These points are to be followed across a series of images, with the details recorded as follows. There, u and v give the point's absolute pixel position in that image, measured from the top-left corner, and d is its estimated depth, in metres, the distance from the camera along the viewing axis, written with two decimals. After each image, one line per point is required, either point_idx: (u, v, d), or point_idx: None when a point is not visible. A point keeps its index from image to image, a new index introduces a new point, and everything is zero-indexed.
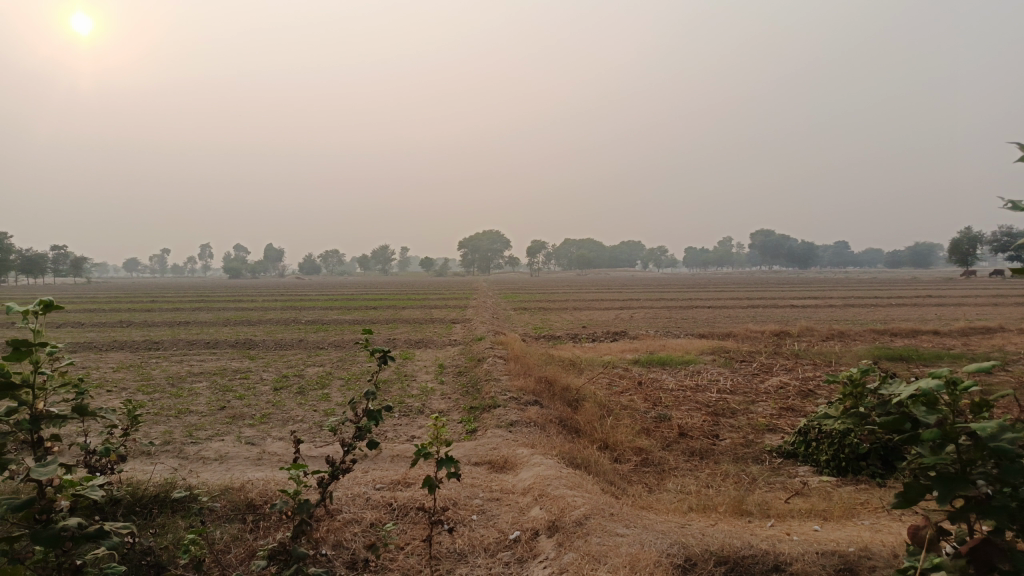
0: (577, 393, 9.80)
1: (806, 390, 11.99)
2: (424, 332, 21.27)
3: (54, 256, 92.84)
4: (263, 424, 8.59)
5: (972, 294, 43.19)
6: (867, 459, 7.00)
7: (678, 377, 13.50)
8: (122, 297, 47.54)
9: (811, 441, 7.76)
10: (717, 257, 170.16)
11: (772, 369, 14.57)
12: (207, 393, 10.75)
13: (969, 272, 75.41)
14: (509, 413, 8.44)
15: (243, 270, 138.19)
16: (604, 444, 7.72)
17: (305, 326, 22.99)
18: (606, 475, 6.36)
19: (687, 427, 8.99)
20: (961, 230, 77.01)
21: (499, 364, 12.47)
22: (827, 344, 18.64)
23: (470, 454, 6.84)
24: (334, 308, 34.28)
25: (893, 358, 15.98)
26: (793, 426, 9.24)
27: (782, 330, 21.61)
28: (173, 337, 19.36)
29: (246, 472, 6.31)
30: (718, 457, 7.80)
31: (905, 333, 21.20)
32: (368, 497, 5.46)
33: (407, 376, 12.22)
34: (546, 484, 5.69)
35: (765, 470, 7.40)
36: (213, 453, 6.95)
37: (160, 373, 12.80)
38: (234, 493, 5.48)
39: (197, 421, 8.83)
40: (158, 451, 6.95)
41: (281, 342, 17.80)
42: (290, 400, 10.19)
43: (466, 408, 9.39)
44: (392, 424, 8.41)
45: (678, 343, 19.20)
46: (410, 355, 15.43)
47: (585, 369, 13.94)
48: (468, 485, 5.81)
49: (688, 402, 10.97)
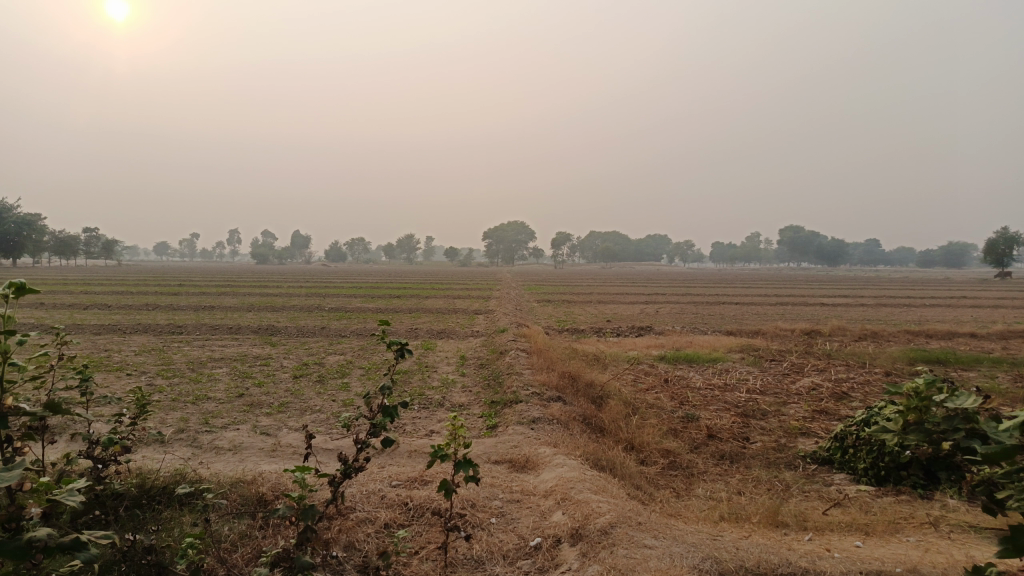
0: (601, 390, 9.51)
1: (840, 393, 11.56)
2: (447, 322, 21.07)
3: (86, 237, 94.42)
4: (280, 414, 8.43)
5: (1009, 296, 41.87)
6: (908, 469, 6.59)
7: (705, 376, 13.12)
8: (151, 280, 47.97)
9: (848, 448, 7.40)
10: (744, 253, 168.19)
11: (803, 369, 14.14)
12: (226, 380, 10.64)
13: (1005, 274, 73.41)
14: (532, 409, 8.17)
15: (270, 256, 139.53)
16: (629, 444, 7.43)
17: (327, 313, 22.93)
18: (632, 479, 6.07)
19: (715, 429, 8.66)
20: (998, 231, 75.10)
21: (522, 357, 12.21)
22: (859, 345, 18.10)
23: (491, 451, 6.59)
24: (357, 296, 34.25)
25: (930, 361, 15.44)
26: (828, 430, 8.86)
27: (813, 329, 21.07)
28: (196, 321, 19.38)
29: (259, 464, 6.13)
30: (748, 462, 7.47)
31: (941, 335, 20.55)
32: (383, 495, 5.24)
33: (429, 367, 12.01)
34: (569, 487, 5.41)
35: (798, 477, 7.05)
36: (227, 442, 6.78)
37: (181, 357, 12.73)
38: (244, 487, 5.27)
39: (214, 408, 8.69)
40: (172, 440, 6.79)
41: (303, 329, 17.72)
42: (309, 389, 10.02)
43: (487, 402, 9.15)
44: (411, 416, 8.20)
45: (705, 340, 18.80)
46: (432, 346, 15.22)
47: (610, 364, 13.63)
48: (488, 485, 5.56)
49: (717, 401, 10.61)
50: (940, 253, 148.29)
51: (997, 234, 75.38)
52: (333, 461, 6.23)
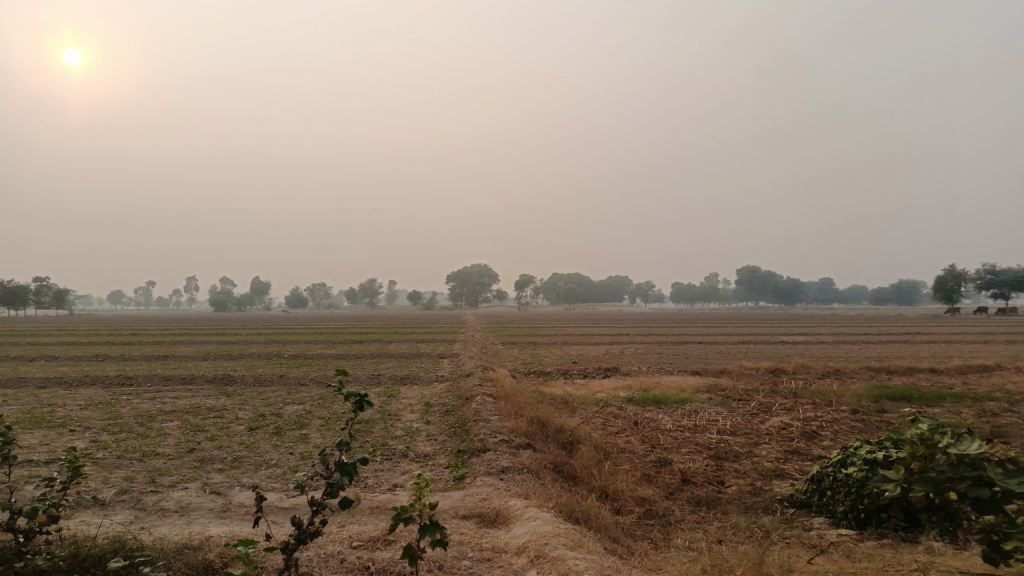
0: (571, 435, 9.22)
1: (810, 432, 11.45)
2: (410, 367, 20.59)
3: (37, 288, 91.63)
4: (233, 470, 7.94)
5: (964, 331, 42.84)
6: (888, 510, 6.43)
7: (675, 417, 12.92)
8: (105, 330, 46.28)
9: (826, 490, 7.22)
10: (704, 294, 170.63)
11: (771, 408, 14.05)
12: (177, 434, 10.06)
13: (956, 309, 75.53)
14: (500, 457, 7.82)
15: (228, 303, 136.89)
16: (603, 493, 7.13)
17: (287, 361, 22.29)
18: (608, 531, 5.77)
19: (689, 473, 8.42)
20: (946, 267, 77.51)
21: (489, 402, 11.87)
22: (824, 383, 18.16)
23: (458, 505, 6.23)
24: (318, 341, 33.48)
25: (896, 397, 15.51)
26: (803, 471, 8.68)
27: (777, 367, 21.13)
28: (148, 372, 18.59)
29: (208, 527, 5.67)
30: (725, 507, 7.22)
31: (902, 371, 20.75)
32: (343, 558, 4.86)
33: (392, 416, 11.60)
34: (543, 543, 5.09)
35: (777, 523, 6.82)
36: (174, 503, 6.30)
37: (129, 411, 12.09)
38: (188, 555, 4.83)
39: (162, 465, 8.15)
40: (113, 502, 6.28)
41: (260, 377, 17.09)
42: (265, 442, 9.53)
43: (454, 451, 8.78)
44: (373, 469, 7.79)
45: (672, 380, 18.67)
46: (395, 392, 14.76)
47: (578, 407, 13.35)
48: (456, 544, 5.20)
49: (688, 444, 10.39)
50: (893, 291, 152.36)
51: (946, 271, 77.78)
52: (287, 520, 5.81)
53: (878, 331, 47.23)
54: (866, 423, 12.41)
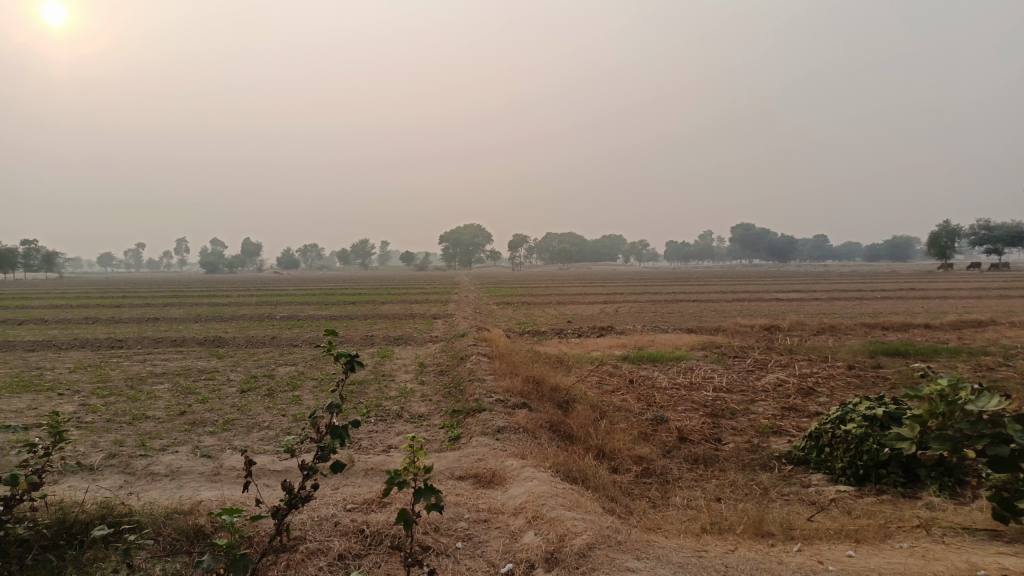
0: (567, 394, 9.14)
1: (806, 388, 11.42)
2: (404, 328, 20.48)
3: (27, 251, 90.85)
4: (225, 433, 7.82)
5: (956, 287, 42.94)
6: (887, 466, 6.42)
7: (670, 375, 12.86)
8: (97, 293, 46.04)
9: (824, 447, 7.17)
10: (697, 252, 170.66)
11: (767, 365, 14.02)
12: (168, 397, 9.93)
13: (948, 265, 75.75)
14: (496, 417, 7.72)
15: (220, 265, 136.19)
16: (600, 451, 7.04)
17: (279, 322, 22.14)
18: (606, 490, 5.69)
19: (686, 431, 8.35)
20: (940, 223, 77.51)
21: (484, 362, 11.77)
22: (819, 339, 18.15)
23: (454, 466, 6.13)
24: (311, 303, 33.34)
25: (891, 353, 15.50)
26: (800, 428, 8.65)
27: (772, 324, 21.12)
28: (139, 334, 18.42)
29: (199, 491, 5.55)
30: (723, 465, 7.16)
31: (897, 327, 20.76)
32: (337, 521, 4.76)
33: (386, 376, 11.50)
34: (540, 504, 5.00)
35: (776, 480, 6.77)
36: (164, 467, 6.17)
37: (120, 374, 11.95)
38: (178, 519, 4.72)
39: (152, 428, 8.03)
40: (102, 467, 6.16)
41: (253, 339, 16.94)
42: (258, 403, 9.41)
43: (449, 411, 8.68)
44: (367, 431, 7.69)
45: (667, 338, 18.64)
46: (389, 353, 14.65)
47: (573, 366, 13.29)
48: (451, 505, 5.11)
49: (684, 402, 10.33)
50: (885, 247, 152.68)
51: (939, 227, 77.86)
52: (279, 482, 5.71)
53: (871, 287, 47.37)
54: (861, 379, 12.39)
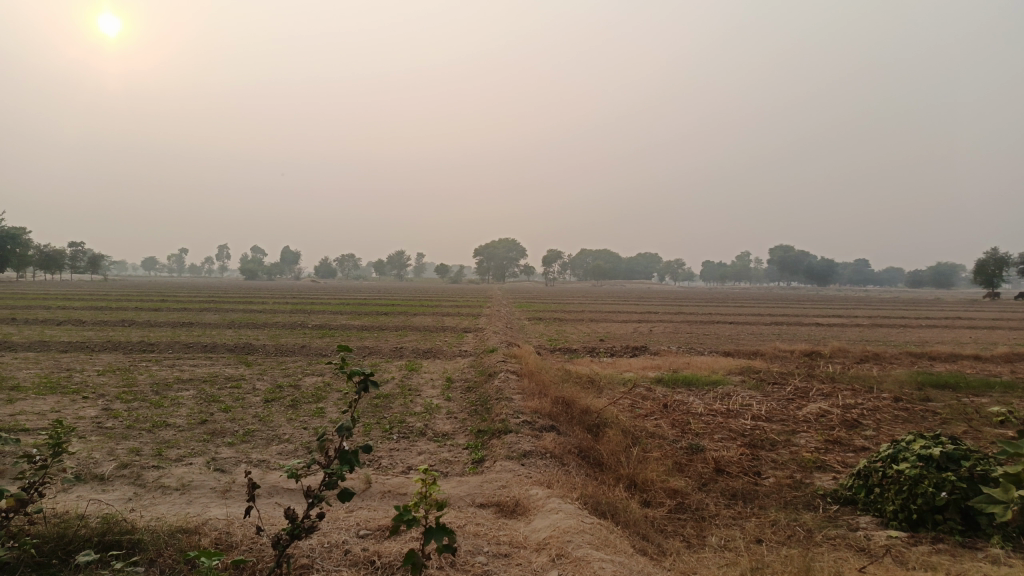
0: (598, 418, 8.75)
1: (851, 420, 10.83)
2: (434, 341, 20.23)
3: (73, 252, 93.08)
4: (244, 444, 7.60)
5: (1007, 317, 41.20)
6: (943, 512, 5.90)
7: (706, 401, 12.35)
8: (137, 296, 46.56)
9: (873, 487, 6.67)
10: (734, 273, 168.13)
11: (808, 394, 13.41)
12: (191, 404, 9.78)
13: (995, 293, 73.16)
14: (522, 441, 7.35)
15: (258, 272, 138.14)
16: (631, 482, 6.65)
17: (309, 331, 22.07)
18: (637, 527, 5.30)
19: (723, 462, 7.89)
20: (988, 251, 75.00)
21: (512, 380, 11.43)
22: (862, 368, 17.40)
23: (474, 492, 5.78)
24: (344, 312, 33.31)
25: (939, 385, 14.76)
26: (846, 464, 8.12)
27: (813, 350, 20.37)
28: (171, 338, 18.48)
29: (207, 508, 5.30)
30: (762, 501, 6.70)
31: (945, 358, 19.86)
32: (347, 549, 4.44)
33: (412, 391, 11.21)
34: (565, 541, 4.63)
35: (821, 521, 6.30)
36: (175, 480, 5.94)
37: (146, 378, 11.85)
38: (181, 541, 4.47)
39: (171, 437, 7.84)
40: (112, 478, 5.95)
41: (282, 347, 16.81)
42: (280, 415, 9.19)
43: (474, 431, 8.35)
44: (388, 449, 7.38)
45: (703, 361, 18.07)
46: (417, 366, 14.39)
47: (605, 387, 12.86)
48: (470, 536, 4.76)
49: (721, 430, 9.84)
50: (929, 274, 148.49)
51: (987, 255, 75.25)
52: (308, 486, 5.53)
53: (915, 314, 45.75)
54: (909, 412, 11.73)
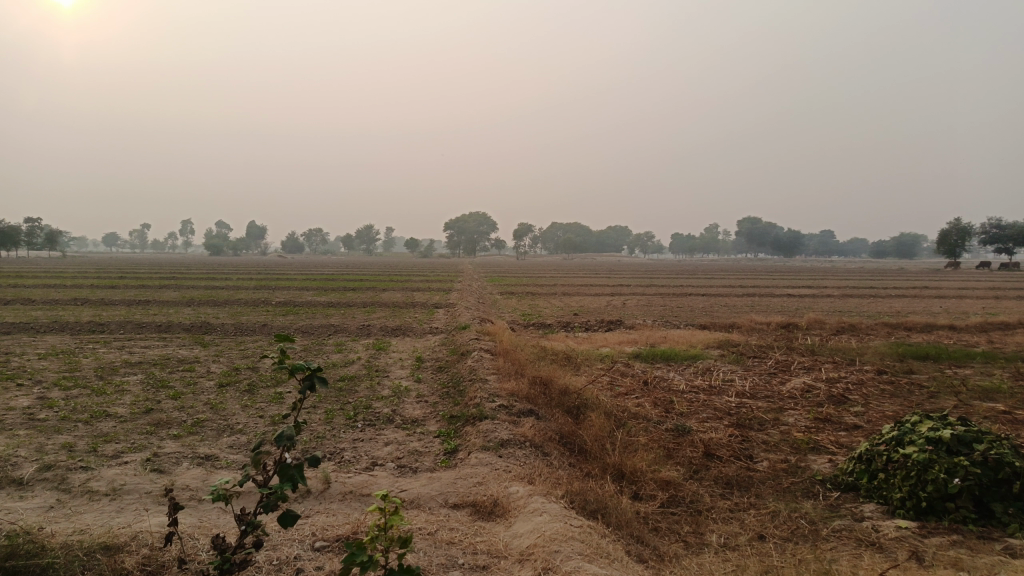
0: (578, 399, 8.20)
1: (838, 396, 10.44)
2: (403, 317, 19.46)
3: (28, 227, 89.70)
4: (191, 437, 6.88)
5: (970, 286, 41.82)
6: (955, 500, 5.44)
7: (687, 377, 11.88)
8: (95, 274, 44.70)
9: (877, 472, 6.21)
10: (703, 244, 168.85)
11: (790, 368, 13.01)
12: (137, 390, 8.98)
13: (957, 263, 74.23)
14: (498, 428, 6.74)
15: (223, 247, 135.40)
16: (618, 472, 6.09)
17: (272, 308, 21.15)
18: (630, 528, 4.76)
19: (713, 445, 7.37)
20: (951, 221, 75.95)
21: (486, 358, 10.82)
22: (840, 340, 17.13)
23: (446, 491, 5.16)
24: (311, 288, 32.28)
25: (920, 357, 14.48)
26: (841, 444, 7.69)
27: (790, 322, 20.06)
28: (124, 318, 17.48)
29: (139, 518, 4.61)
30: (759, 490, 6.20)
31: (921, 328, 19.71)
32: (299, 568, 3.80)
33: (379, 372, 10.53)
34: (552, 550, 4.04)
35: (823, 511, 5.83)
36: (106, 483, 5.23)
37: (91, 362, 10.97)
38: (103, 565, 3.80)
39: (110, 430, 7.08)
40: (32, 483, 5.22)
41: (242, 326, 15.92)
42: (234, 402, 8.45)
43: (445, 417, 7.74)
44: (352, 440, 6.70)
45: (680, 334, 17.63)
46: (385, 345, 13.69)
47: (583, 364, 12.32)
48: (442, 545, 4.14)
49: (706, 408, 9.35)
50: (892, 245, 151.00)
51: (950, 225, 76.13)
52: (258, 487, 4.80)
53: (880, 284, 46.17)
54: (895, 385, 11.39)
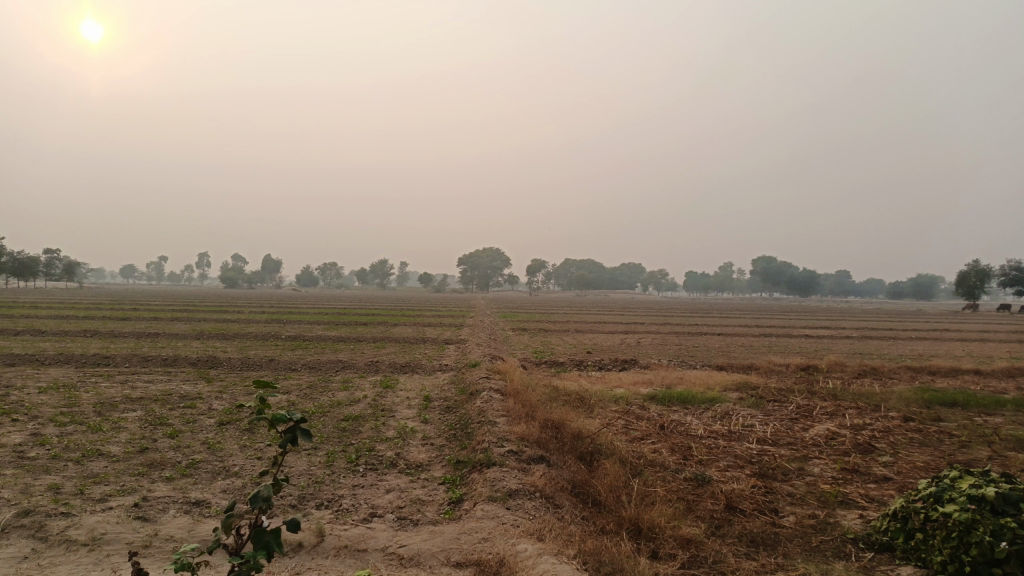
0: (592, 445, 7.81)
1: (865, 444, 9.96)
2: (413, 353, 19.13)
3: (48, 259, 90.76)
4: (185, 479, 6.56)
5: (992, 330, 41.02)
6: (1003, 565, 4.85)
7: (705, 421, 11.43)
8: (108, 305, 44.84)
9: (914, 532, 5.75)
10: (717, 283, 167.86)
11: (812, 413, 12.51)
12: (135, 428, 8.67)
13: (976, 305, 73.03)
14: (506, 476, 6.36)
15: (238, 281, 136.32)
16: (634, 528, 5.69)
17: (282, 343, 20.90)
18: None
19: (735, 497, 6.95)
20: (968, 263, 74.93)
21: (496, 399, 10.46)
22: (862, 383, 16.58)
23: (448, 548, 4.77)
24: (322, 322, 32.04)
25: (947, 403, 13.91)
26: (872, 498, 7.23)
27: (809, 364, 19.53)
28: (131, 351, 17.24)
29: (117, 573, 4.26)
30: (787, 549, 5.76)
31: (945, 372, 19.08)
32: None
33: (385, 412, 10.18)
34: None
35: (857, 574, 5.39)
36: (86, 532, 4.89)
37: (91, 397, 10.69)
38: None
39: (101, 470, 6.76)
40: (8, 530, 4.90)
41: (248, 361, 15.64)
42: (232, 442, 8.12)
43: (451, 462, 7.37)
44: (352, 486, 6.34)
45: (697, 375, 17.17)
46: (393, 383, 13.35)
47: (596, 406, 11.90)
48: None
49: (726, 456, 8.92)
50: (909, 285, 149.43)
51: (968, 267, 75.12)
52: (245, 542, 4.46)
53: (900, 326, 45.26)
54: (923, 434, 10.87)
